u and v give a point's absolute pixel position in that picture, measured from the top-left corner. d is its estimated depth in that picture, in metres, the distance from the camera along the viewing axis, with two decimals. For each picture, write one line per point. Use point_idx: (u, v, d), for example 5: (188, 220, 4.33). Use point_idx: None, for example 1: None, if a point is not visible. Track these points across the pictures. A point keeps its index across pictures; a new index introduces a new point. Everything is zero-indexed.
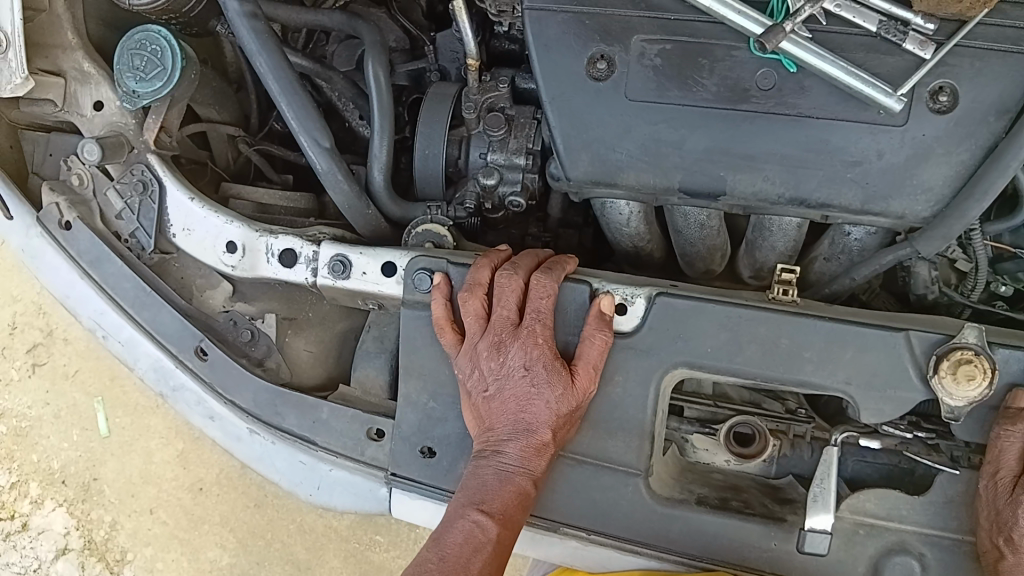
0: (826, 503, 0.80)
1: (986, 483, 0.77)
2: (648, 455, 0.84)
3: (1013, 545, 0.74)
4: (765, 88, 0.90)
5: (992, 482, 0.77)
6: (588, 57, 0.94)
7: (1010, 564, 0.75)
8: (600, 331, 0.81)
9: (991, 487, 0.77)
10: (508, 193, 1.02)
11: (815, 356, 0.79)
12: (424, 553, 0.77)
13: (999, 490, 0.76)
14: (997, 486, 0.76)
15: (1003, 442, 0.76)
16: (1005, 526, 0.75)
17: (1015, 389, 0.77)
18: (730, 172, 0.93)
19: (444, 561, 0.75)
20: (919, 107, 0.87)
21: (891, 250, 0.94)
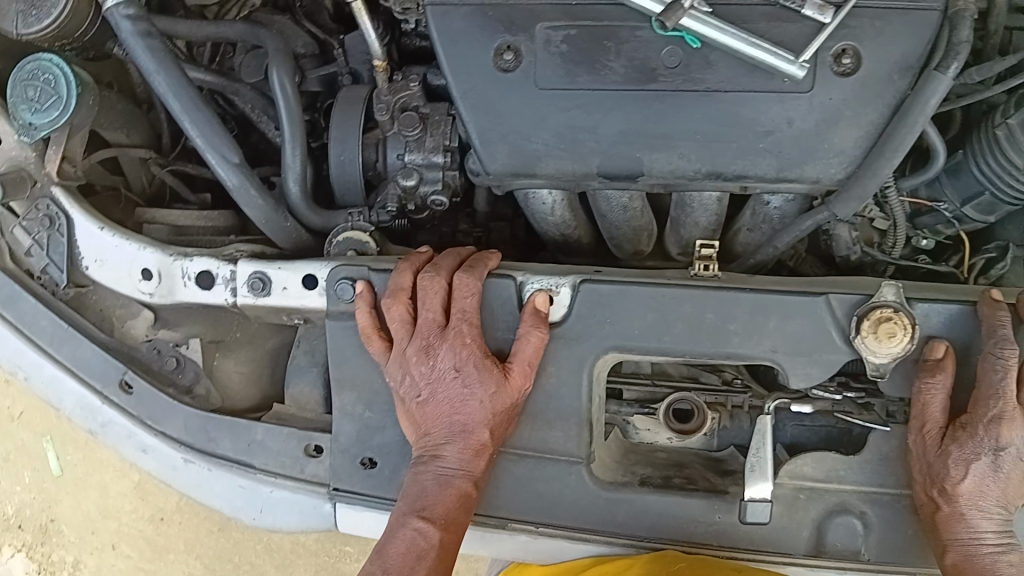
0: (765, 472, 0.80)
1: (916, 437, 0.79)
2: (588, 442, 0.84)
3: (947, 496, 0.77)
4: (671, 67, 0.90)
5: (921, 436, 0.78)
6: (495, 48, 0.93)
7: (945, 514, 0.78)
8: (536, 328, 0.81)
9: (921, 441, 0.78)
10: (430, 193, 0.99)
11: (740, 328, 0.81)
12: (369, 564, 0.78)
13: (928, 443, 0.78)
14: (926, 440, 0.78)
15: (929, 397, 0.77)
16: (938, 479, 0.77)
17: (934, 340, 0.79)
18: (646, 154, 0.93)
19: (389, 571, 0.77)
20: (823, 70, 0.89)
21: (810, 215, 0.95)
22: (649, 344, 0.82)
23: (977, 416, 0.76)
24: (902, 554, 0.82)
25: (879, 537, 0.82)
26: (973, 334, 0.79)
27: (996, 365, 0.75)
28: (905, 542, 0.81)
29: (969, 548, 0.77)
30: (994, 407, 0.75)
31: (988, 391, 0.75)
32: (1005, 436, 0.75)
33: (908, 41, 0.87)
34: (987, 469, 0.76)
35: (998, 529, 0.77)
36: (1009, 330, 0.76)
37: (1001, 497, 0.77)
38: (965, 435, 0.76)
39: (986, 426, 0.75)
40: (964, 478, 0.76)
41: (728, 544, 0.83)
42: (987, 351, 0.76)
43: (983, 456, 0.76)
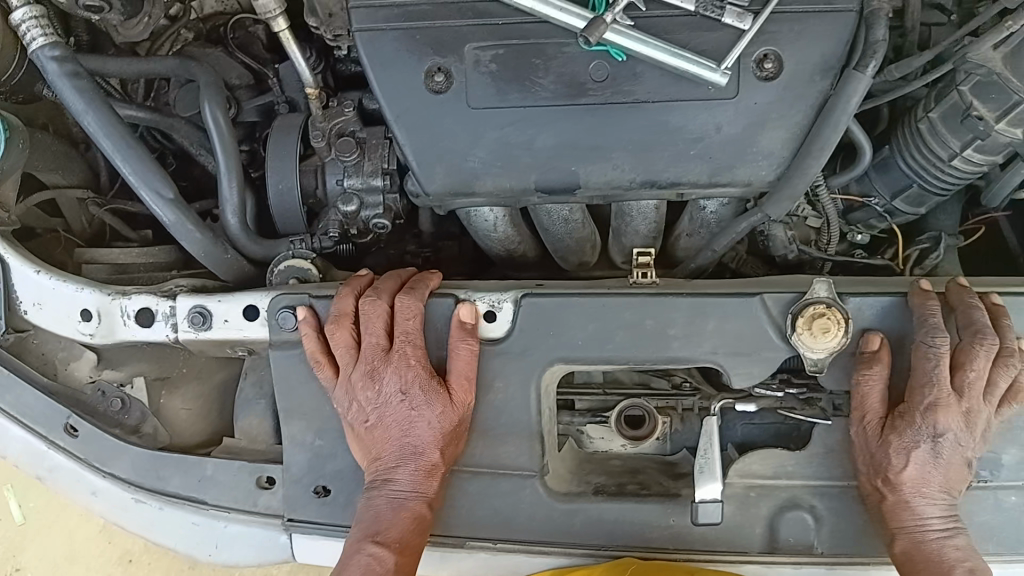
0: (713, 472, 0.81)
1: (857, 428, 0.81)
2: (540, 455, 0.85)
3: (891, 484, 0.78)
4: (600, 80, 0.92)
5: (862, 427, 0.80)
6: (425, 71, 0.94)
7: (890, 502, 0.79)
8: (465, 340, 0.81)
9: (862, 430, 0.80)
10: (371, 216, 1.00)
11: (679, 332, 0.82)
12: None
13: (869, 432, 0.80)
14: (866, 430, 0.79)
15: (865, 387, 0.79)
16: (880, 467, 0.79)
17: (869, 333, 0.80)
18: (581, 166, 0.94)
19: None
20: (747, 77, 0.91)
21: (745, 217, 0.97)
22: (591, 353, 0.83)
23: (914, 405, 0.77)
24: (855, 544, 0.83)
25: (831, 530, 0.83)
26: (907, 324, 0.81)
27: (928, 354, 0.77)
28: (857, 533, 0.83)
29: (916, 534, 0.77)
30: (930, 395, 0.76)
31: (922, 380, 0.77)
32: (941, 422, 0.76)
33: (826, 43, 0.90)
34: (927, 456, 0.77)
35: (943, 515, 0.78)
36: (938, 318, 0.77)
37: (943, 483, 0.78)
38: (903, 423, 0.77)
39: (922, 414, 0.77)
40: (904, 465, 0.77)
41: (685, 547, 0.84)
42: (919, 340, 0.78)
43: (922, 443, 0.77)
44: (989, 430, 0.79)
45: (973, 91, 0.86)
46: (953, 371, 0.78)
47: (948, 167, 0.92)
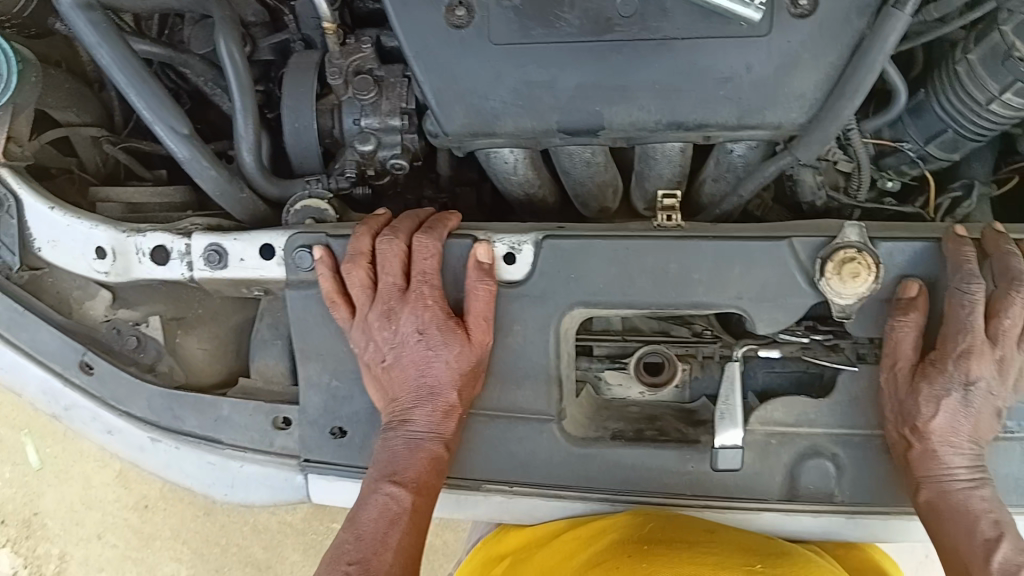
0: (734, 418, 0.80)
1: (887, 376, 0.80)
2: (557, 399, 0.84)
3: (919, 433, 0.77)
4: (627, 16, 0.88)
5: (891, 374, 0.79)
6: (446, 5, 0.90)
7: (917, 451, 0.78)
8: (482, 281, 0.79)
9: (892, 378, 0.79)
10: (389, 157, 0.98)
11: (704, 277, 0.80)
12: (342, 534, 0.78)
13: (899, 380, 0.78)
14: (896, 378, 0.78)
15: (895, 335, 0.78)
16: (909, 416, 0.78)
17: (905, 280, 0.78)
18: (605, 106, 0.92)
19: (361, 538, 0.76)
20: (781, 14, 0.87)
21: (773, 161, 0.95)
22: (612, 295, 0.81)
23: (945, 351, 0.76)
24: (875, 494, 0.82)
25: (852, 479, 0.82)
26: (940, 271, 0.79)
27: (962, 300, 0.75)
28: (877, 482, 0.82)
29: (942, 484, 0.77)
30: (963, 341, 0.75)
31: (956, 326, 0.75)
32: (974, 370, 0.75)
33: None
34: (957, 404, 0.77)
35: (970, 464, 0.78)
36: (973, 263, 0.75)
37: (972, 432, 0.77)
38: (935, 371, 0.77)
39: (954, 361, 0.76)
40: (934, 414, 0.76)
41: (702, 494, 0.83)
42: (954, 285, 0.76)
43: (953, 391, 0.76)
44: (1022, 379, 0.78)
45: (1015, 32, 0.82)
46: (988, 317, 0.76)
47: (986, 112, 0.89)
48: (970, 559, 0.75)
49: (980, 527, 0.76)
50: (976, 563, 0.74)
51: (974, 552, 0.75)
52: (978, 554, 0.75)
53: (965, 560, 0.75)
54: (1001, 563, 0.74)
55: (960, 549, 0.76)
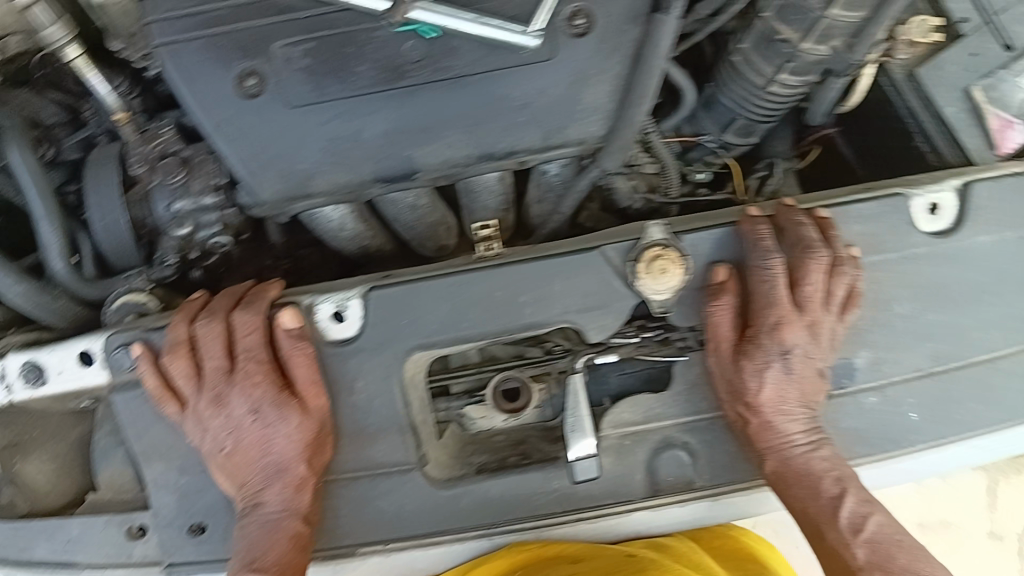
0: (584, 428, 0.82)
1: (714, 358, 0.84)
2: (415, 447, 0.84)
3: (753, 408, 0.82)
4: (416, 60, 0.90)
5: (717, 355, 0.83)
6: (235, 75, 0.89)
7: (755, 425, 0.83)
8: (299, 345, 0.80)
9: (718, 360, 0.83)
10: (208, 237, 0.97)
11: (530, 298, 0.82)
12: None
13: (725, 361, 0.83)
14: (722, 359, 0.83)
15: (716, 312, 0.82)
16: (741, 394, 0.82)
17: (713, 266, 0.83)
18: (415, 149, 0.93)
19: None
20: (561, 36, 0.90)
21: (584, 175, 0.98)
22: (444, 336, 0.81)
23: (759, 327, 0.82)
24: (731, 472, 0.85)
25: (706, 462, 0.85)
26: (742, 251, 0.84)
27: (763, 277, 0.81)
28: (729, 460, 0.86)
29: (784, 451, 0.82)
30: (772, 316, 0.81)
31: (765, 301, 0.81)
32: (789, 339, 0.81)
33: None
34: (780, 374, 0.82)
35: (805, 427, 0.83)
36: (770, 239, 0.81)
37: (800, 397, 0.83)
38: (754, 347, 0.82)
39: (769, 334, 0.81)
40: (761, 388, 0.82)
41: (572, 508, 0.84)
42: (755, 263, 0.81)
43: (773, 362, 0.82)
44: (836, 338, 0.83)
45: (777, 16, 0.87)
46: (792, 287, 0.82)
47: (767, 95, 0.95)
48: (820, 519, 0.82)
49: (824, 486, 0.81)
50: (827, 522, 0.82)
51: (823, 512, 0.81)
52: (826, 512, 0.81)
53: (817, 520, 0.82)
54: (847, 518, 0.81)
55: (810, 510, 0.82)
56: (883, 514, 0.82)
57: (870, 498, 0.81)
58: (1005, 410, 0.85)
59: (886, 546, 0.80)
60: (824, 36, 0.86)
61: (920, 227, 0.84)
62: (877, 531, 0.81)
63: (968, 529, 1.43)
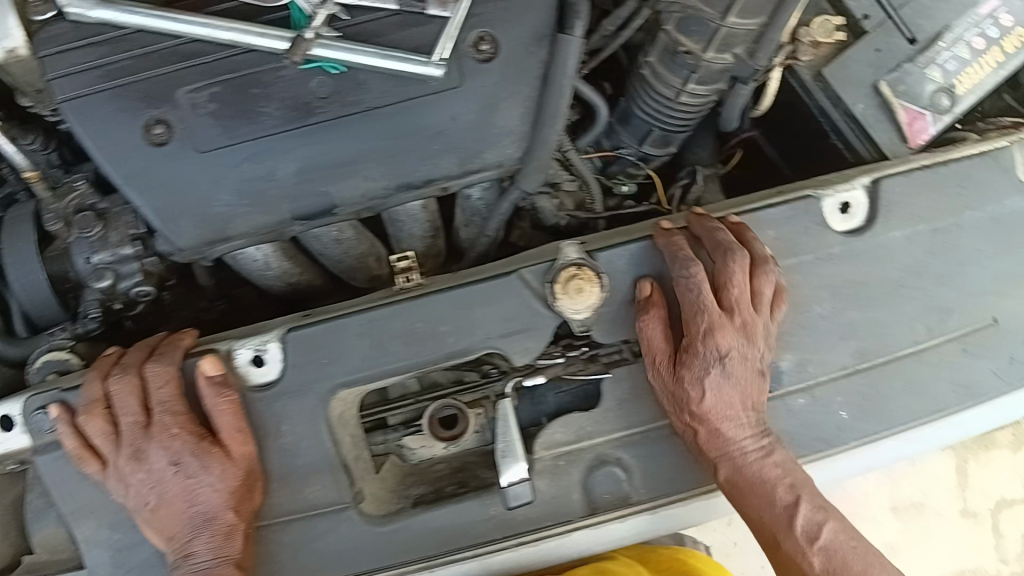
0: (515, 454, 0.82)
1: (652, 370, 0.82)
2: (348, 485, 0.83)
3: (698, 418, 0.79)
4: (324, 96, 0.89)
5: (655, 367, 0.81)
6: (142, 125, 0.89)
7: (702, 433, 0.80)
8: (222, 394, 0.79)
9: (657, 372, 0.81)
10: (131, 287, 0.97)
11: (451, 328, 0.81)
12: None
13: (663, 371, 0.81)
14: (660, 371, 0.81)
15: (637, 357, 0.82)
16: (682, 403, 0.80)
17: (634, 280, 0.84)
18: (331, 184, 0.93)
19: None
20: (467, 62, 0.92)
21: (505, 198, 1.00)
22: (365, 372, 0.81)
23: (694, 334, 0.79)
24: (668, 484, 0.85)
25: (642, 476, 0.85)
26: (661, 263, 0.85)
27: (690, 285, 0.79)
28: (665, 471, 0.85)
29: (733, 458, 0.80)
30: (704, 321, 0.78)
31: (694, 308, 0.79)
32: (724, 344, 0.78)
33: (534, 12, 0.92)
34: (721, 380, 0.79)
35: (752, 433, 0.81)
36: (691, 248, 0.81)
37: (742, 402, 0.80)
38: (690, 356, 0.79)
39: (704, 341, 0.78)
40: (703, 396, 0.79)
41: (512, 534, 0.83)
42: (677, 275, 0.81)
43: (711, 369, 0.78)
44: (770, 335, 0.82)
45: (677, 29, 0.89)
46: (720, 291, 0.80)
47: (677, 106, 0.96)
48: (774, 525, 0.79)
49: (778, 495, 0.79)
50: (782, 529, 0.79)
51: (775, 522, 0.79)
52: (781, 520, 0.79)
53: (771, 528, 0.79)
54: (802, 526, 0.78)
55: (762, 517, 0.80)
56: (838, 521, 0.79)
57: (825, 505, 0.79)
58: (933, 400, 0.85)
59: (843, 552, 0.77)
60: (724, 44, 0.88)
61: (834, 227, 0.85)
62: (833, 538, 0.78)
63: (940, 511, 1.43)
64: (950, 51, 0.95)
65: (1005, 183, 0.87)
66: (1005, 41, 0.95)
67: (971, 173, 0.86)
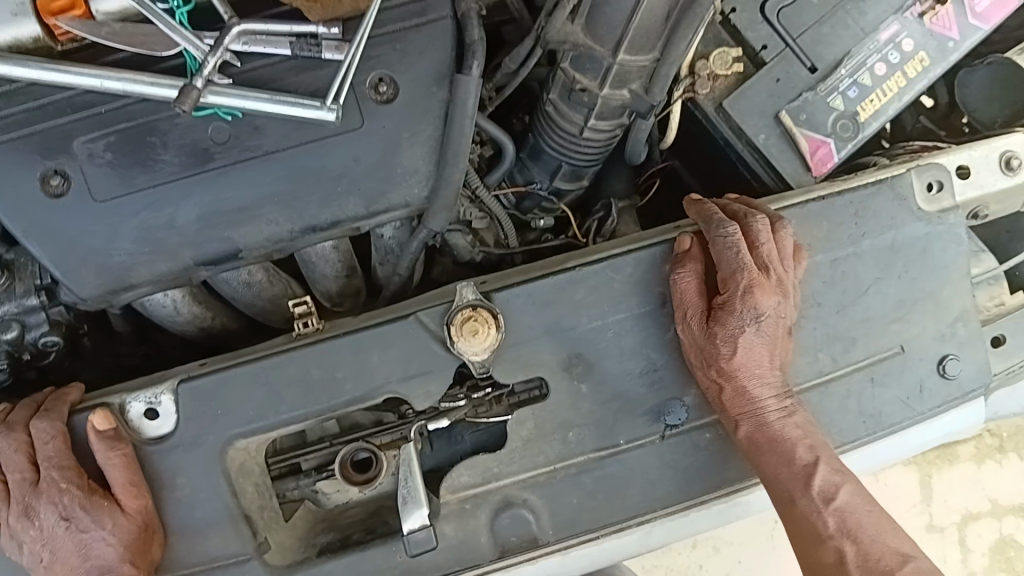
0: (417, 499, 0.80)
1: (682, 326, 0.83)
2: (250, 536, 0.82)
3: (727, 375, 0.82)
4: (222, 142, 0.91)
5: (685, 323, 0.83)
6: (39, 176, 0.89)
7: (727, 391, 0.83)
8: (113, 448, 0.77)
9: (688, 327, 0.83)
10: (39, 337, 0.96)
11: (348, 373, 0.81)
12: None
13: (695, 328, 0.82)
14: (693, 326, 0.82)
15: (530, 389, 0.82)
16: (713, 360, 0.82)
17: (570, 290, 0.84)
18: (234, 229, 0.93)
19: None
20: (366, 103, 0.93)
21: (415, 236, 0.99)
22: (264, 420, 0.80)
23: (730, 293, 0.81)
24: (578, 525, 0.83)
25: (551, 518, 0.84)
26: (573, 297, 0.84)
27: (726, 244, 0.82)
28: (575, 512, 0.84)
29: (757, 416, 0.82)
30: (743, 279, 0.80)
31: (732, 268, 0.81)
32: (761, 304, 0.80)
33: (432, 53, 0.94)
34: (755, 337, 0.81)
35: (776, 393, 0.83)
36: (720, 214, 0.84)
37: (772, 361, 0.83)
38: (726, 313, 0.81)
39: (742, 299, 0.80)
40: (734, 352, 0.81)
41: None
42: (714, 234, 0.83)
43: (747, 326, 0.80)
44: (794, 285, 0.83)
45: (572, 67, 0.91)
46: (753, 248, 0.82)
47: (582, 141, 0.97)
48: (792, 486, 0.81)
49: (797, 454, 0.82)
50: (798, 489, 0.81)
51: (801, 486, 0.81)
52: (799, 480, 0.81)
53: (787, 490, 0.81)
54: (820, 486, 0.81)
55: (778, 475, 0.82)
56: (854, 484, 0.82)
57: (842, 468, 0.82)
58: (841, 432, 0.86)
59: (857, 515, 0.81)
60: (619, 80, 0.89)
61: None
62: (849, 500, 0.81)
63: (903, 527, 1.43)
64: (852, 79, 0.95)
65: (904, 212, 0.86)
66: (907, 66, 0.96)
67: (869, 202, 0.86)
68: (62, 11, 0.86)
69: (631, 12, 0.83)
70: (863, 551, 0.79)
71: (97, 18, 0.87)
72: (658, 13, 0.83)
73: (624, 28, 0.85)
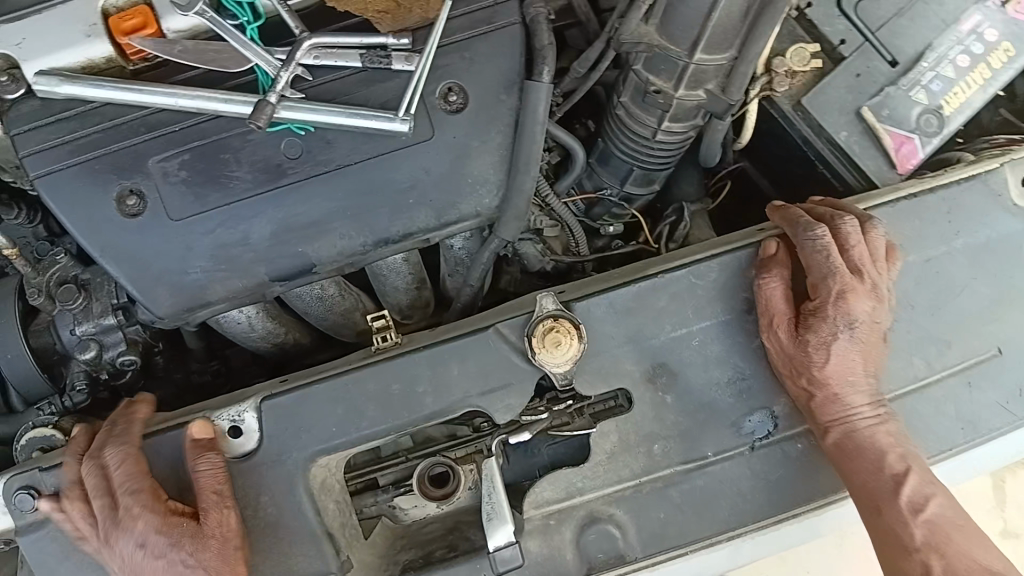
0: (502, 516, 0.78)
1: (768, 333, 0.80)
2: (334, 554, 0.80)
3: (817, 382, 0.78)
4: (295, 157, 0.91)
5: (772, 329, 0.80)
6: (116, 197, 0.89)
7: (817, 399, 0.79)
8: (198, 457, 0.77)
9: (774, 335, 0.80)
10: (115, 357, 0.96)
11: (429, 387, 0.79)
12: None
13: (783, 336, 0.79)
14: (781, 333, 0.79)
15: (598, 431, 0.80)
16: (804, 369, 0.78)
17: (653, 297, 0.81)
18: (307, 244, 0.92)
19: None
20: (436, 114, 0.92)
21: (486, 246, 0.97)
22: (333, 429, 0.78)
23: (822, 298, 0.79)
24: (668, 540, 0.80)
25: (639, 533, 0.81)
26: (655, 305, 0.81)
27: (816, 247, 0.79)
28: (664, 527, 0.80)
29: (848, 423, 0.78)
30: (836, 284, 0.78)
31: (823, 272, 0.78)
32: (855, 309, 0.77)
33: (501, 60, 0.92)
34: (848, 345, 0.78)
35: (868, 399, 0.80)
36: (806, 216, 0.82)
37: (864, 366, 0.79)
38: (818, 321, 0.78)
39: (834, 305, 0.78)
40: (827, 360, 0.78)
41: None
42: (802, 237, 0.80)
43: (840, 333, 0.78)
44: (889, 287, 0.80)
45: (646, 68, 0.89)
46: (844, 250, 0.79)
47: (655, 145, 0.95)
48: (881, 496, 0.77)
49: (888, 462, 0.78)
50: (886, 501, 0.77)
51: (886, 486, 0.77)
52: (888, 488, 0.77)
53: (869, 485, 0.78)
54: (908, 496, 0.77)
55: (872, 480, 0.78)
56: (944, 495, 0.78)
57: (934, 480, 0.78)
58: (938, 440, 0.82)
59: (949, 530, 0.77)
60: (695, 81, 0.87)
61: None
62: (940, 512, 0.77)
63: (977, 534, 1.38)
64: (935, 72, 0.92)
65: (997, 208, 0.83)
66: (990, 56, 0.93)
67: (961, 199, 0.82)
68: (133, 31, 0.86)
69: (706, 10, 0.81)
70: (951, 566, 0.76)
71: (169, 37, 0.88)
72: (736, 12, 0.81)
73: (700, 27, 0.82)
